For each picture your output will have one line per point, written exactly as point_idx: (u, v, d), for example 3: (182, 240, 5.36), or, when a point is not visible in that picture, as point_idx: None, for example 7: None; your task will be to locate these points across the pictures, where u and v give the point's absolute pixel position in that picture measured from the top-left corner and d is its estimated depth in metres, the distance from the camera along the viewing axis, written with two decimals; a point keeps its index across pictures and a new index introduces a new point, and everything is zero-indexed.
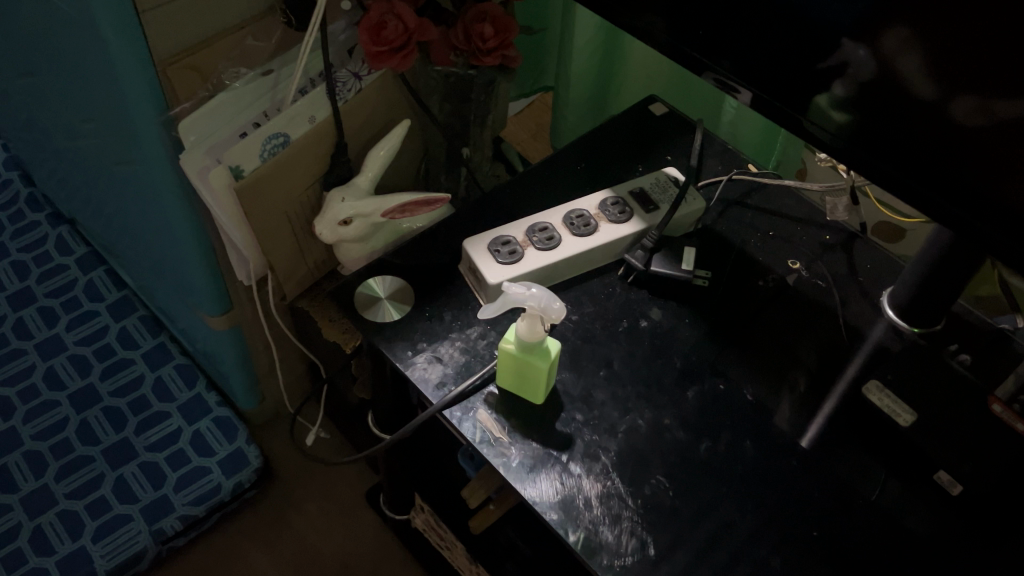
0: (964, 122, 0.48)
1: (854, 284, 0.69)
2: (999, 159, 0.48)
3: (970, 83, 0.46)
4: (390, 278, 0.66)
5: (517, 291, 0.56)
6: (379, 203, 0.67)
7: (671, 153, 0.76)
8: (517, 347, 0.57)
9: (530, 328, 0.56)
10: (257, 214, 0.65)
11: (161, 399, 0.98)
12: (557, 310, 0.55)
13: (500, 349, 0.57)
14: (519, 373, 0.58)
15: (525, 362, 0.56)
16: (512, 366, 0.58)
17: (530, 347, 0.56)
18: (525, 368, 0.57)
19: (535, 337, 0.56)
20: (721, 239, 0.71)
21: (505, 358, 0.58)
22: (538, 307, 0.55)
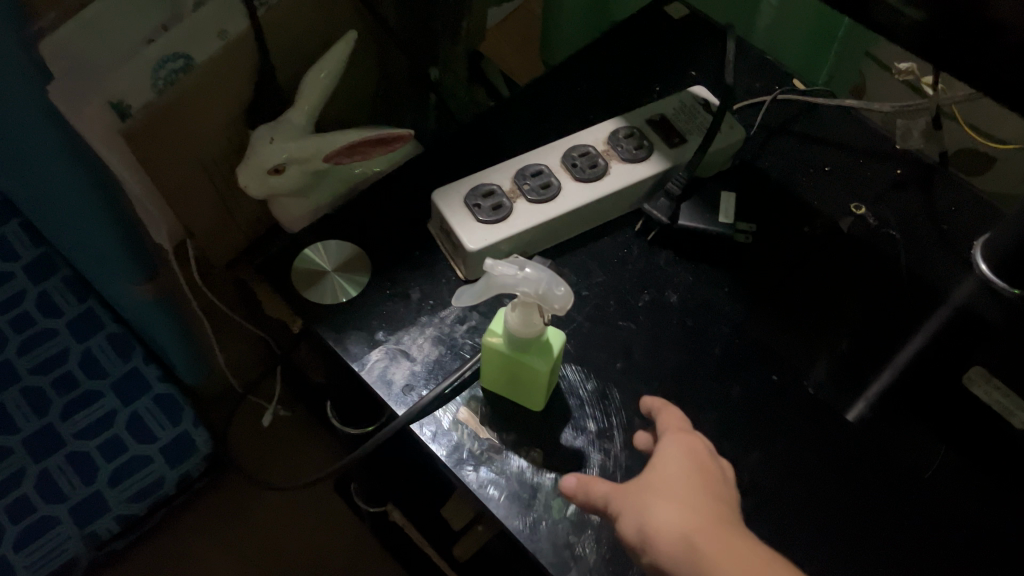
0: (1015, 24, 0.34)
1: (936, 233, 0.54)
2: None
3: None
4: (339, 244, 0.51)
5: (507, 276, 0.40)
6: (321, 144, 0.51)
7: (695, 68, 0.60)
8: (508, 344, 0.42)
9: (526, 321, 0.41)
10: (155, 163, 0.49)
11: (90, 375, 0.82)
12: (563, 299, 0.40)
13: (484, 343, 0.43)
14: (509, 374, 0.44)
15: (518, 363, 0.42)
16: (499, 365, 0.43)
17: (526, 344, 0.42)
18: (518, 369, 0.43)
19: (533, 332, 0.41)
20: (765, 179, 0.55)
21: (490, 355, 0.43)
22: (536, 297, 0.40)
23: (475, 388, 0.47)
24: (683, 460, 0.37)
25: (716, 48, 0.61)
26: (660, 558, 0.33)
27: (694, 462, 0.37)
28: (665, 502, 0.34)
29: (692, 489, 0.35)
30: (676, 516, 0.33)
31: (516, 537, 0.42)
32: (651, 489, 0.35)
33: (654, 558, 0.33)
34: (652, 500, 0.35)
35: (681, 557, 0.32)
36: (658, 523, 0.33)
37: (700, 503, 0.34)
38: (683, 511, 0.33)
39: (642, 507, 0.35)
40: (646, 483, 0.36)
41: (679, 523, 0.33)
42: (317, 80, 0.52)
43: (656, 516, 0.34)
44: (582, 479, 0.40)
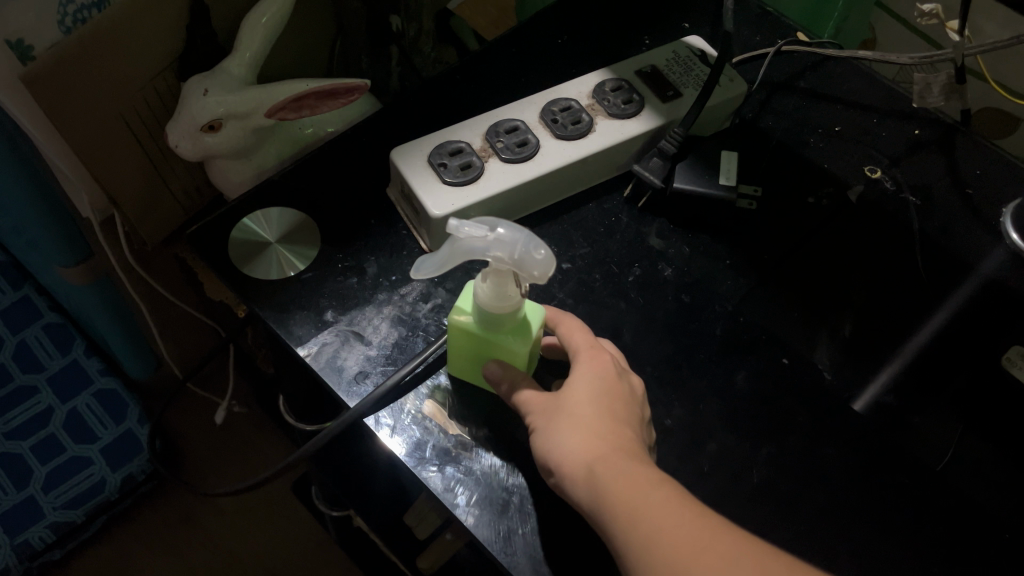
0: None
1: (958, 198, 0.48)
2: None
3: None
4: (284, 212, 0.44)
5: (475, 237, 0.33)
6: (263, 96, 0.44)
7: (688, 20, 0.54)
8: (478, 323, 0.36)
9: (500, 294, 0.34)
10: (72, 119, 0.42)
11: (26, 370, 0.73)
12: (543, 267, 0.33)
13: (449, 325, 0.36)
14: (480, 358, 0.38)
15: (493, 344, 0.36)
16: (468, 348, 0.37)
17: (504, 325, 0.36)
18: (493, 353, 0.37)
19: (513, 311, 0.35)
20: (768, 140, 0.49)
21: (457, 337, 0.37)
22: (510, 261, 0.33)
23: (440, 376, 0.40)
24: (593, 378, 0.35)
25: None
26: (566, 485, 0.32)
27: (607, 376, 0.35)
28: (573, 426, 0.33)
29: (603, 412, 0.34)
30: (582, 444, 0.33)
31: (488, 550, 0.35)
32: (559, 414, 0.34)
33: (561, 484, 0.33)
34: (564, 426, 0.34)
35: (583, 483, 0.32)
36: (565, 450, 0.33)
37: (608, 426, 0.33)
38: (589, 437, 0.33)
39: (552, 431, 0.34)
40: (558, 404, 0.35)
41: (585, 451, 0.32)
42: (258, 24, 0.45)
43: (564, 443, 0.33)
44: (509, 372, 0.36)
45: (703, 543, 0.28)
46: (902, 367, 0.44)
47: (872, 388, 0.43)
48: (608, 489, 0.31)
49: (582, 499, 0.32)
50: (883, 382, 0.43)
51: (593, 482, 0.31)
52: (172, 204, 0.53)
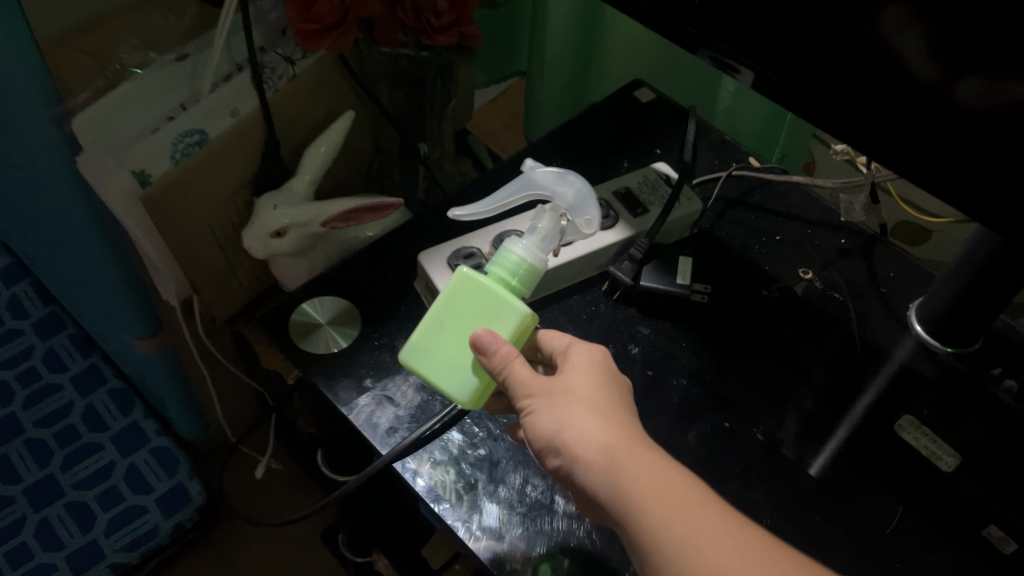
0: (970, 105, 0.38)
1: (875, 296, 0.59)
2: None
3: (973, 63, 0.36)
4: (332, 299, 0.56)
5: (544, 177, 0.51)
6: (319, 210, 0.57)
7: (661, 146, 0.67)
8: (502, 267, 0.44)
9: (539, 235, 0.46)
10: (171, 227, 0.56)
11: (92, 429, 0.87)
12: (593, 208, 0.51)
13: (462, 271, 0.44)
14: (471, 318, 0.44)
15: (500, 292, 0.43)
16: (467, 300, 0.44)
17: (523, 273, 0.44)
18: (492, 305, 0.43)
19: (538, 262, 0.45)
20: (721, 246, 0.61)
21: (463, 285, 0.44)
22: (567, 202, 0.50)
23: (453, 431, 0.51)
24: (592, 375, 0.43)
25: (679, 128, 0.68)
26: (584, 462, 0.39)
27: (599, 372, 0.43)
28: (583, 412, 0.41)
29: (608, 402, 0.42)
30: (592, 426, 0.40)
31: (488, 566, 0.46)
32: (571, 401, 0.41)
33: (577, 463, 0.39)
34: (573, 408, 0.41)
35: (601, 465, 0.39)
36: (578, 434, 0.40)
37: (613, 417, 0.41)
38: (599, 423, 0.40)
39: (561, 410, 0.41)
40: (564, 390, 0.42)
41: (600, 438, 0.39)
42: (316, 154, 0.58)
43: (577, 423, 0.40)
44: (504, 343, 0.42)
45: (731, 543, 0.35)
46: (835, 436, 0.53)
47: (820, 459, 0.52)
48: (629, 479, 0.38)
49: (599, 476, 0.39)
50: (830, 452, 0.52)
51: (613, 467, 0.38)
52: (239, 289, 0.65)
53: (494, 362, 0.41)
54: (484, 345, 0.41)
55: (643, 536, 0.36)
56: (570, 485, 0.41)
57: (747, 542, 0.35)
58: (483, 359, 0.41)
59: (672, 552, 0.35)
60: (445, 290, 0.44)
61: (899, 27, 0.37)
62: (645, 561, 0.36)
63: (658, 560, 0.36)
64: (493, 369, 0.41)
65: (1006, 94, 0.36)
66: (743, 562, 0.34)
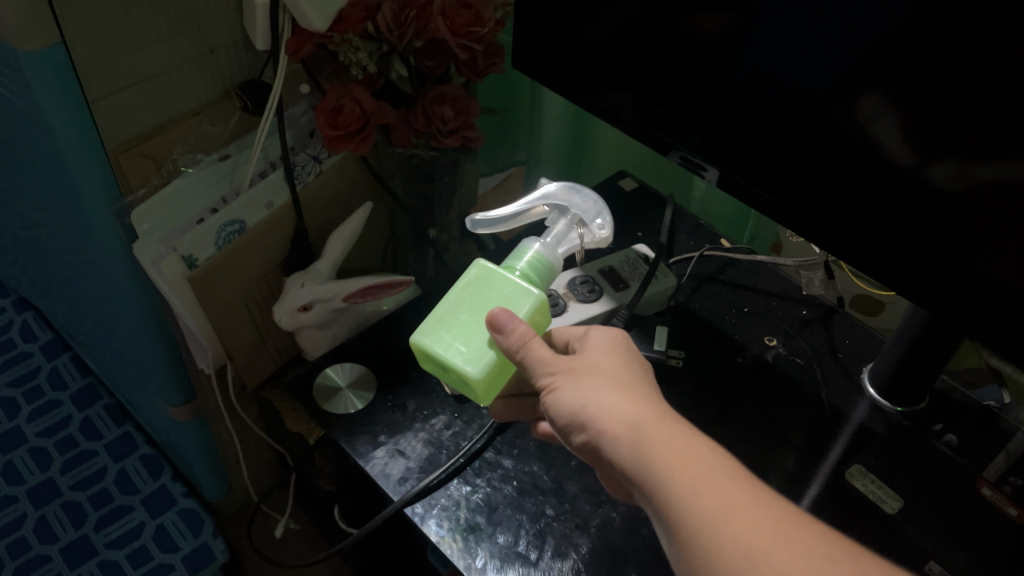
0: (945, 187, 0.45)
1: (834, 361, 0.66)
2: (981, 221, 0.45)
3: (950, 148, 0.44)
4: (351, 364, 0.65)
5: (561, 191, 0.56)
6: (340, 286, 0.65)
7: (642, 231, 0.76)
8: (521, 261, 0.52)
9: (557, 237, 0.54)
10: (212, 304, 0.64)
11: (124, 492, 0.95)
12: (606, 214, 0.56)
13: (483, 262, 0.51)
14: (489, 305, 0.50)
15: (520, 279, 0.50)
16: (484, 288, 0.50)
17: (541, 267, 0.52)
18: (510, 292, 0.50)
19: (553, 260, 0.53)
20: (696, 317, 0.70)
21: (483, 275, 0.51)
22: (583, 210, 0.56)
23: (456, 481, 0.57)
24: (613, 358, 0.47)
25: (658, 215, 0.77)
26: (611, 431, 0.42)
27: (615, 354, 0.48)
28: (607, 388, 0.45)
29: (631, 379, 0.46)
30: (615, 400, 0.44)
31: None
32: (595, 379, 0.45)
33: (602, 433, 0.43)
34: (595, 385, 0.45)
35: (628, 436, 0.42)
36: (602, 407, 0.44)
37: (636, 392, 0.45)
38: (621, 396, 0.44)
39: (583, 386, 0.45)
40: (584, 370, 0.46)
41: (627, 412, 0.43)
42: (339, 239, 0.67)
43: (601, 397, 0.44)
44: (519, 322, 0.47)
45: (758, 515, 0.37)
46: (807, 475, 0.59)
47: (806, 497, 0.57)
48: (657, 451, 0.41)
49: (624, 446, 0.42)
50: (810, 497, 0.57)
51: (640, 440, 0.42)
52: (268, 359, 0.73)
53: (511, 341, 0.46)
54: (501, 322, 0.46)
55: (669, 504, 0.39)
56: (596, 457, 0.44)
57: (774, 513, 0.37)
58: (500, 337, 0.46)
59: (700, 520, 0.37)
60: (465, 281, 0.51)
61: (879, 117, 0.46)
62: (671, 528, 0.38)
63: (684, 527, 0.38)
64: (510, 348, 0.46)
65: (972, 175, 0.44)
66: (768, 530, 0.36)
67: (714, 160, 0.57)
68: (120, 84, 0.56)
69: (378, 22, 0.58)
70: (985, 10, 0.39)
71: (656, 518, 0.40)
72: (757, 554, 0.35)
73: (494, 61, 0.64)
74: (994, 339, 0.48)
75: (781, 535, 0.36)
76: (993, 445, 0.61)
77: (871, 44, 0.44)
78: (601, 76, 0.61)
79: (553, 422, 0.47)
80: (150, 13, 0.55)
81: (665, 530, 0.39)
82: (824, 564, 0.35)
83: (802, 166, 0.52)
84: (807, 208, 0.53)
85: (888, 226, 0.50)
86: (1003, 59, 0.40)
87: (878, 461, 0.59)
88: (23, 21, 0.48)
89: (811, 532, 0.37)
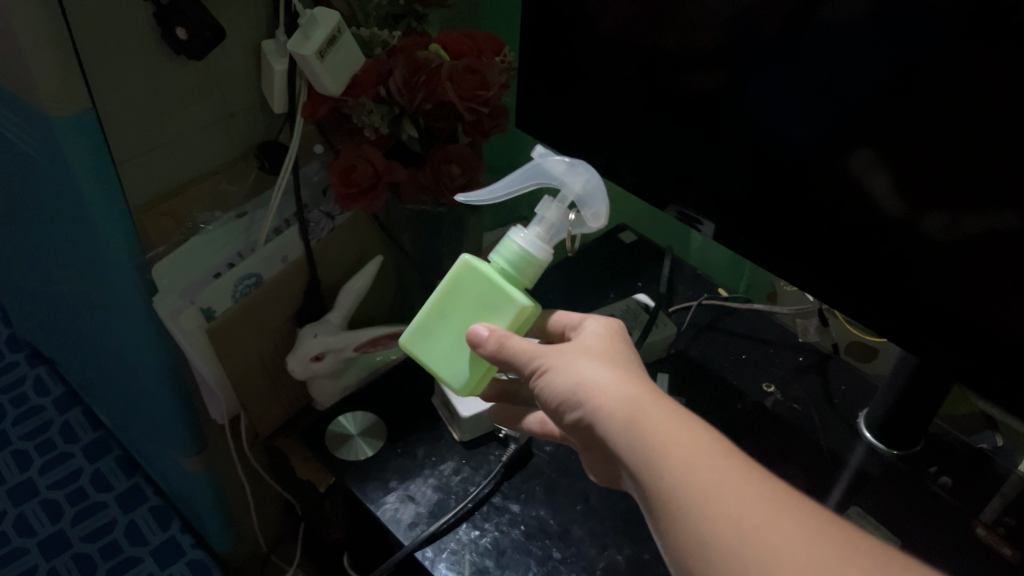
0: (933, 236, 0.48)
1: (829, 405, 0.69)
2: (961, 268, 0.47)
3: (934, 198, 0.47)
4: (362, 413, 0.67)
5: (557, 167, 0.51)
6: (352, 337, 0.68)
7: (642, 280, 0.79)
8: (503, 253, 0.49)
9: (545, 225, 0.50)
10: (229, 356, 0.67)
11: (133, 543, 0.96)
12: (601, 202, 0.51)
13: (465, 258, 0.50)
14: (472, 309, 0.50)
15: (498, 282, 0.49)
16: (466, 291, 0.50)
17: (522, 262, 0.49)
18: (489, 298, 0.49)
19: (539, 252, 0.49)
20: (695, 363, 0.72)
21: (464, 274, 0.50)
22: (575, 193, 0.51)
23: (465, 525, 0.59)
24: (609, 342, 0.47)
25: (656, 266, 0.81)
26: (606, 411, 0.42)
27: (609, 337, 0.48)
28: (600, 365, 0.44)
29: (625, 361, 0.46)
30: (605, 375, 0.43)
31: None
32: (587, 358, 0.45)
33: (597, 412, 0.42)
34: (586, 363, 0.45)
35: (623, 415, 0.41)
36: (596, 385, 0.43)
37: (630, 373, 0.44)
38: (612, 372, 0.44)
39: (571, 365, 0.45)
40: (573, 350, 0.46)
41: (617, 388, 0.43)
42: (351, 291, 0.70)
43: (590, 374, 0.44)
44: (495, 329, 0.48)
45: (754, 493, 0.36)
46: None
47: None
48: (648, 429, 0.40)
49: (617, 425, 0.41)
50: None
51: (635, 418, 0.41)
52: (280, 408, 0.76)
53: (490, 346, 0.48)
54: (477, 335, 0.48)
55: (661, 483, 0.38)
56: (589, 436, 0.44)
57: (771, 493, 0.37)
58: (479, 348, 0.48)
59: (695, 497, 0.37)
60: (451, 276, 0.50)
61: (869, 170, 0.49)
62: (663, 507, 0.38)
63: (676, 504, 0.37)
64: (490, 353, 0.48)
65: (954, 225, 0.47)
66: (766, 508, 0.36)
67: (709, 214, 0.60)
68: (145, 146, 0.59)
69: (390, 87, 0.62)
70: (959, 74, 0.43)
71: (647, 498, 0.39)
72: (752, 531, 0.35)
73: (499, 122, 0.67)
74: (981, 383, 0.50)
75: (778, 514, 0.35)
76: (987, 488, 0.62)
77: (858, 101, 0.47)
78: (600, 136, 0.64)
79: (547, 406, 0.46)
80: (174, 81, 0.58)
81: (657, 510, 0.38)
82: (823, 537, 0.35)
83: (792, 219, 0.55)
84: (797, 259, 0.56)
85: (875, 275, 0.52)
86: (978, 117, 0.43)
87: (875, 501, 0.60)
88: (59, 89, 0.51)
89: (808, 507, 0.36)
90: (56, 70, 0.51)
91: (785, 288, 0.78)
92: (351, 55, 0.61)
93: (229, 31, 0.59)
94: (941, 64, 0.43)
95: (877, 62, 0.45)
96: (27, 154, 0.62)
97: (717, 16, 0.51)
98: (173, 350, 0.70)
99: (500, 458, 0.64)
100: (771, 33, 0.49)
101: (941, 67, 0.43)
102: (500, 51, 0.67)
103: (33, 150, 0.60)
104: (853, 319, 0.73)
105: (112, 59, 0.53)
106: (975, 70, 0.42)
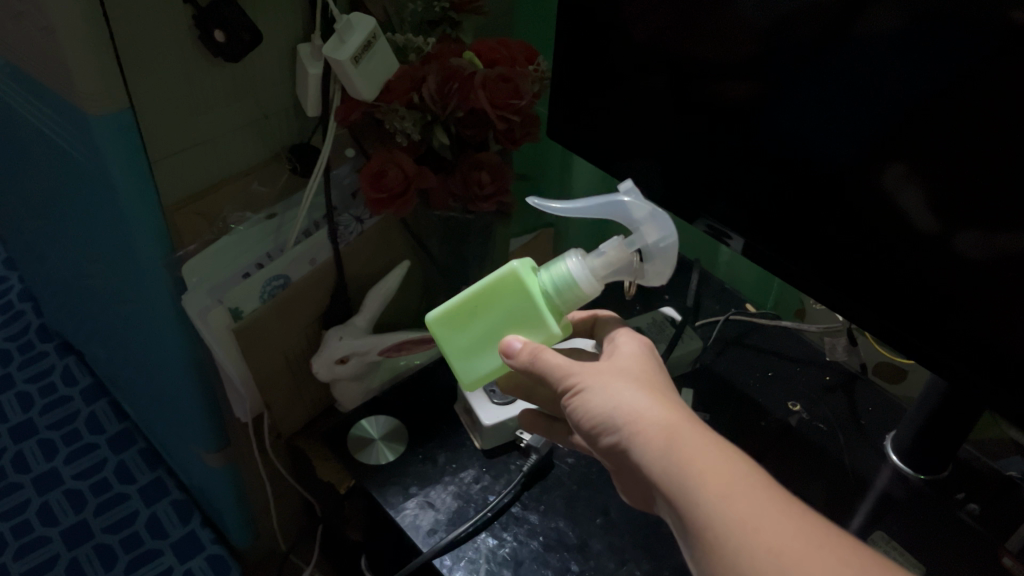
0: (969, 257, 0.47)
1: (855, 426, 0.68)
2: (997, 291, 0.46)
3: (972, 220, 0.46)
4: (384, 417, 0.68)
5: (638, 209, 0.48)
6: (376, 341, 0.68)
7: (668, 293, 0.79)
8: (553, 276, 0.49)
9: (603, 261, 0.49)
10: (255, 357, 0.67)
11: (154, 535, 0.97)
12: (669, 260, 0.48)
13: (513, 267, 0.48)
14: (504, 318, 0.49)
15: (538, 304, 0.48)
16: (507, 298, 0.49)
17: (566, 287, 0.48)
18: (527, 317, 0.49)
19: (585, 284, 0.48)
20: (720, 379, 0.72)
21: (507, 281, 0.48)
22: (645, 242, 0.48)
23: (483, 534, 0.59)
24: (643, 364, 0.47)
25: (683, 279, 0.80)
26: (645, 437, 0.41)
27: (645, 359, 0.47)
28: (637, 389, 0.44)
29: (660, 385, 0.45)
30: (642, 400, 0.43)
31: None
32: (623, 380, 0.45)
33: (634, 438, 0.42)
34: (622, 386, 0.44)
35: (661, 442, 0.41)
36: (634, 410, 0.43)
37: (667, 398, 0.44)
38: (649, 397, 0.43)
39: (607, 387, 0.44)
40: (609, 370, 0.46)
41: (655, 413, 0.42)
42: (377, 296, 0.70)
43: (627, 398, 0.43)
44: (529, 342, 0.48)
45: (793, 528, 0.36)
46: None
47: None
48: (685, 456, 0.40)
49: (655, 452, 0.41)
50: None
51: (674, 445, 0.40)
52: (304, 409, 0.76)
53: (522, 358, 0.47)
54: (511, 347, 0.48)
55: (698, 512, 0.38)
56: (624, 461, 0.43)
57: (811, 527, 0.36)
58: (511, 360, 0.48)
59: (734, 529, 0.37)
60: (493, 278, 0.49)
61: (904, 190, 0.48)
62: (700, 537, 0.38)
63: (714, 535, 0.37)
64: (521, 365, 0.47)
65: (993, 247, 0.46)
66: (806, 544, 0.35)
67: (739, 228, 0.59)
68: (178, 146, 0.59)
69: (423, 93, 0.62)
70: (998, 94, 0.42)
71: (683, 526, 0.39)
72: (792, 568, 0.35)
73: (530, 131, 0.67)
74: (1013, 411, 0.49)
75: (820, 550, 0.35)
76: (1014, 516, 0.61)
77: (895, 118, 0.47)
78: (629, 147, 0.64)
79: (578, 426, 0.46)
80: (209, 81, 0.58)
81: (695, 540, 0.38)
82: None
83: (823, 237, 0.54)
84: (827, 278, 0.55)
85: (908, 297, 0.52)
86: (1015, 137, 0.42)
87: (901, 527, 0.60)
88: (97, 87, 0.52)
89: (850, 544, 0.36)
90: (95, 69, 0.51)
91: (814, 306, 0.77)
92: (384, 59, 0.62)
93: (265, 33, 0.60)
94: (977, 85, 0.43)
95: (915, 77, 0.45)
96: (62, 148, 0.63)
97: (751, 29, 0.51)
98: (198, 346, 0.71)
99: (521, 468, 0.63)
100: (806, 49, 0.49)
101: (978, 87, 0.43)
102: (533, 60, 0.67)
103: (68, 144, 0.61)
104: (882, 339, 0.72)
105: (149, 56, 0.54)
106: (1016, 87, 0.41)
